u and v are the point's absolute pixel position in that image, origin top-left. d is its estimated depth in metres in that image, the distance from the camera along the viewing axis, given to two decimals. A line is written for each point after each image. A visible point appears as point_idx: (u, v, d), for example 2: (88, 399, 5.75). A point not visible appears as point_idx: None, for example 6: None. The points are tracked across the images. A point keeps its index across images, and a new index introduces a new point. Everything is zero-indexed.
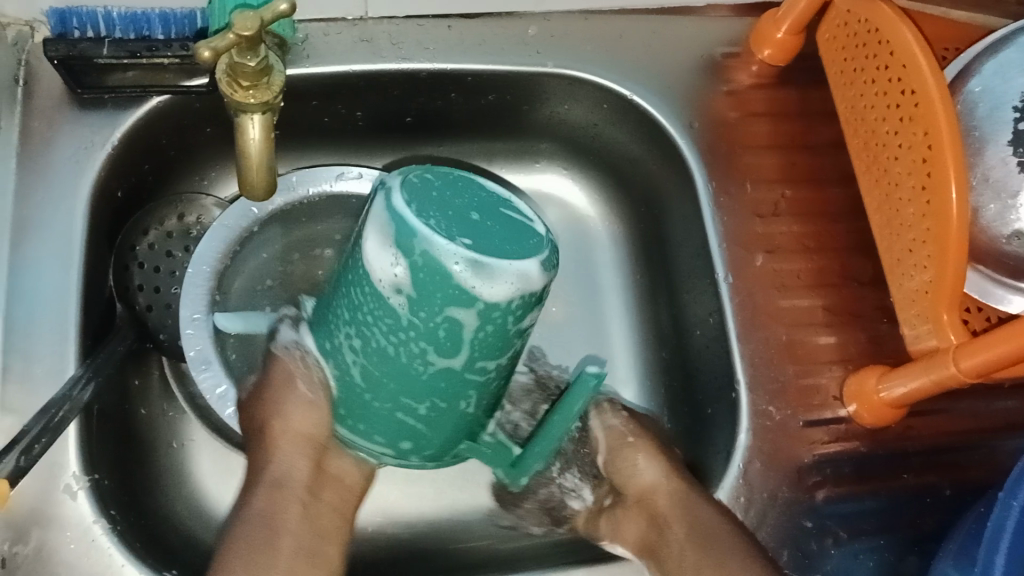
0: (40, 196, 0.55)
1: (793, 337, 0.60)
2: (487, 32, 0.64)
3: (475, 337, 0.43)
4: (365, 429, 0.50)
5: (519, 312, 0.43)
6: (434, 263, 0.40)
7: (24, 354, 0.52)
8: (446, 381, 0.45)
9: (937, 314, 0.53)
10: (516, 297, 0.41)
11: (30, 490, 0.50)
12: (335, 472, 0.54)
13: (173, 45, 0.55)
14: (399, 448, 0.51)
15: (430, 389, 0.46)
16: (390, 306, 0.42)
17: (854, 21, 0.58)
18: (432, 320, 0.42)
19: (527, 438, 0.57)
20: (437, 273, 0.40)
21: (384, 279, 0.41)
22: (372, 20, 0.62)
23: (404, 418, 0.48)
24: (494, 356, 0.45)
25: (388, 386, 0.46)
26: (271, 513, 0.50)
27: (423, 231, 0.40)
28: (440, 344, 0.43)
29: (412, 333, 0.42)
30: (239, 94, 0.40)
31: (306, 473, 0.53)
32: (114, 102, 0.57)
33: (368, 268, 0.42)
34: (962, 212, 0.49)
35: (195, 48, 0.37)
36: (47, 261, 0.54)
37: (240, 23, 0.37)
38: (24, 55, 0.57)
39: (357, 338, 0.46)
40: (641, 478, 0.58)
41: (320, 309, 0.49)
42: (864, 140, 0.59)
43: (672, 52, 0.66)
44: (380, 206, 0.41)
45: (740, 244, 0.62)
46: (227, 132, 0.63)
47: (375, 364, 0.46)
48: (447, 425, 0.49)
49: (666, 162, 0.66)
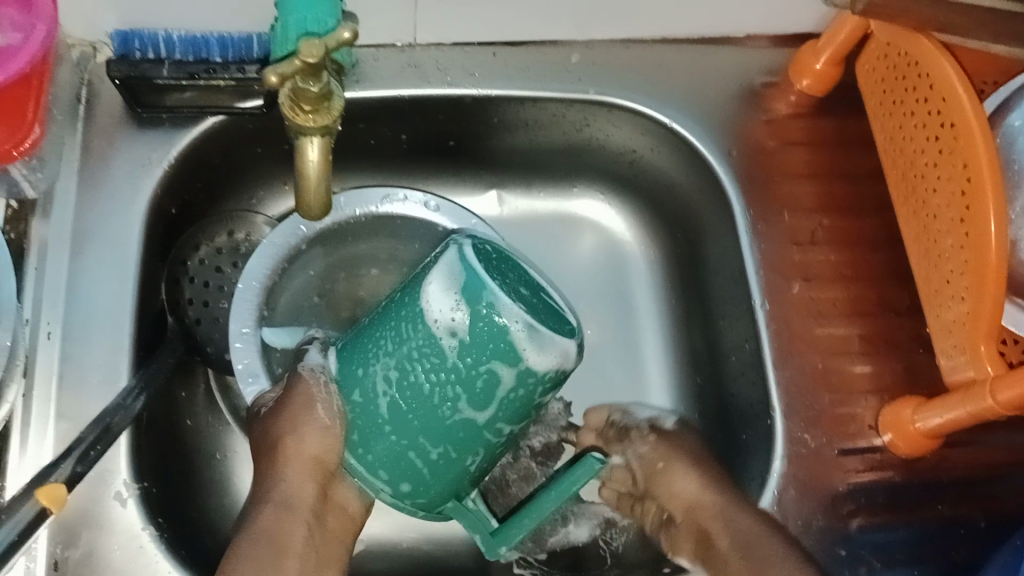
0: (98, 211, 0.57)
1: (829, 365, 0.61)
2: (531, 59, 0.66)
3: (506, 396, 0.45)
4: (372, 462, 0.50)
5: (547, 386, 0.46)
6: (497, 319, 0.43)
7: (80, 363, 0.53)
8: (465, 432, 0.47)
9: (975, 346, 0.53)
10: (553, 370, 0.45)
11: (83, 495, 0.52)
12: (340, 501, 0.54)
13: (231, 67, 0.57)
14: (397, 488, 0.50)
15: (447, 436, 0.47)
16: (439, 347, 0.45)
17: (893, 54, 0.59)
18: (475, 369, 0.44)
19: (525, 521, 0.54)
20: (496, 328, 0.43)
21: (440, 321, 0.44)
22: (420, 46, 0.64)
23: (416, 459, 0.48)
24: (515, 421, 0.48)
25: (411, 423, 0.47)
26: (281, 529, 0.51)
27: (493, 289, 0.43)
28: (474, 401, 0.46)
29: (454, 376, 0.45)
30: (299, 118, 0.42)
31: (311, 498, 0.52)
32: (171, 122, 0.59)
33: (427, 307, 0.44)
34: (1001, 243, 0.50)
35: (263, 73, 0.39)
36: (104, 274, 0.55)
37: (306, 50, 0.38)
38: (86, 75, 0.60)
39: (394, 369, 0.47)
40: (683, 491, 0.58)
41: (352, 343, 0.50)
42: (902, 171, 0.60)
43: (712, 81, 0.68)
44: (453, 258, 0.45)
45: (777, 271, 0.63)
46: (276, 152, 0.65)
47: (404, 398, 0.47)
48: (448, 478, 0.50)
49: (704, 188, 0.67)
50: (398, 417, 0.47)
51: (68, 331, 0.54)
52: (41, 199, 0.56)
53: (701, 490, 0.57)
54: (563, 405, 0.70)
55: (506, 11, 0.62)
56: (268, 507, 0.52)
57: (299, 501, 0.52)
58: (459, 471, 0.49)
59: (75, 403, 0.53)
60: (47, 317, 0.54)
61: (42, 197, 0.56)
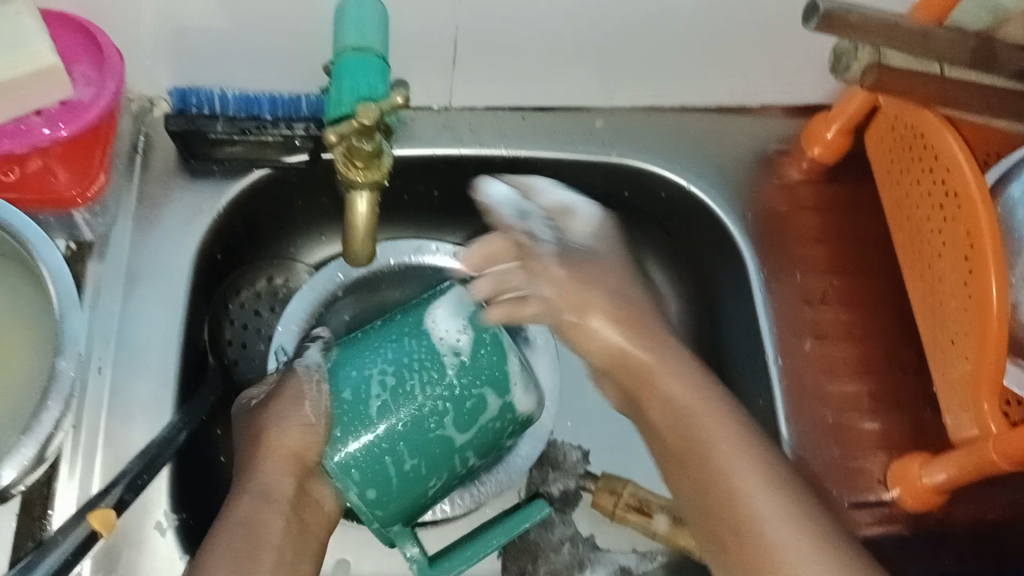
0: (151, 255, 0.61)
1: (839, 420, 0.64)
2: (558, 123, 0.70)
3: (484, 424, 0.55)
4: (347, 460, 0.53)
5: (514, 429, 0.57)
6: (500, 348, 0.56)
7: (129, 398, 0.57)
8: (441, 449, 0.54)
9: (979, 404, 0.56)
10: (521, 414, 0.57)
11: (126, 524, 0.54)
12: (317, 498, 0.55)
13: (279, 124, 0.61)
14: (362, 495, 0.53)
15: (424, 448, 0.54)
16: (439, 364, 0.54)
17: (900, 126, 0.63)
18: (468, 390, 0.54)
19: (474, 550, 0.57)
20: (496, 357, 0.55)
21: (445, 342, 0.55)
22: (455, 108, 0.68)
23: (391, 464, 0.53)
24: (480, 453, 0.56)
25: (397, 428, 0.53)
26: (257, 520, 0.52)
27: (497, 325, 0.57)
28: (461, 415, 0.54)
29: (450, 391, 0.54)
30: (351, 172, 0.46)
31: (289, 490, 0.54)
32: (221, 174, 0.64)
33: (435, 329, 0.56)
34: (1003, 303, 0.53)
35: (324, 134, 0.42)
36: (155, 315, 0.59)
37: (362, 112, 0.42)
38: (143, 127, 0.64)
39: (391, 376, 0.54)
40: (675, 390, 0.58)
41: (343, 352, 0.57)
42: (909, 236, 0.63)
43: (728, 148, 0.72)
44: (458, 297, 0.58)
45: (790, 328, 0.66)
46: (316, 204, 0.68)
47: (396, 402, 0.53)
48: (410, 495, 0.55)
49: (720, 248, 0.70)
50: (387, 421, 0.53)
51: (119, 366, 0.57)
52: (97, 242, 0.59)
53: (686, 394, 0.57)
54: (581, 454, 0.69)
55: (537, 78, 0.67)
56: (245, 498, 0.53)
57: (277, 494, 0.54)
58: (420, 488, 0.55)
59: (124, 434, 0.56)
60: (99, 353, 0.57)
61: (98, 241, 0.59)
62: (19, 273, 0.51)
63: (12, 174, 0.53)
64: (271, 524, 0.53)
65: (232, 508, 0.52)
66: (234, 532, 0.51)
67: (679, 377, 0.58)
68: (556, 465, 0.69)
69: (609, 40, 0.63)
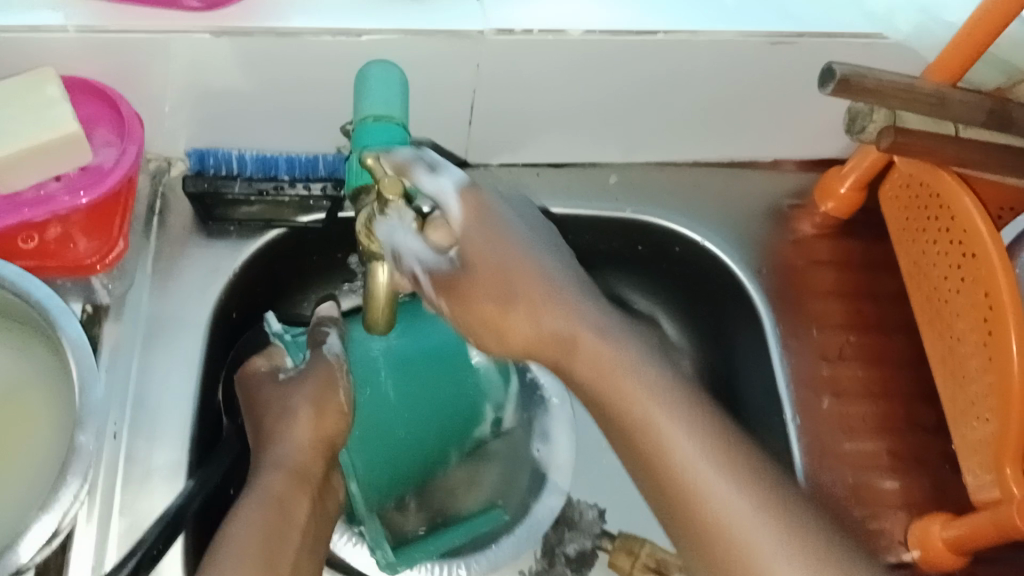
0: (169, 315, 0.61)
1: (858, 480, 0.63)
2: (572, 179, 0.70)
3: (475, 429, 0.66)
4: (354, 450, 0.60)
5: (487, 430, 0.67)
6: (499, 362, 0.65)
7: (145, 460, 0.57)
8: (431, 447, 0.63)
9: (1001, 468, 0.55)
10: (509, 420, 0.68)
11: None
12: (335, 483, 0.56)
13: (297, 185, 0.62)
14: (360, 480, 0.60)
15: (418, 445, 0.62)
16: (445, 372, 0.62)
17: (915, 185, 0.63)
18: (461, 397, 0.63)
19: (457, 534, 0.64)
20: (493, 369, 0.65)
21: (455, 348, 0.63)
22: (471, 165, 0.69)
23: (390, 457, 0.61)
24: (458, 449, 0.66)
25: (399, 424, 0.61)
26: (287, 504, 0.50)
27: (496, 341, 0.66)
28: (445, 424, 0.63)
29: (449, 395, 0.62)
30: (373, 244, 0.47)
31: (319, 470, 0.54)
32: (238, 233, 0.64)
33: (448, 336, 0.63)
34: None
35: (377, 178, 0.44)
36: (172, 376, 0.59)
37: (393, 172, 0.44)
38: (161, 187, 0.64)
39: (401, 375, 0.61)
40: (541, 330, 0.48)
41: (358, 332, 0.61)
42: (926, 295, 0.63)
43: (742, 202, 0.72)
44: None
45: (808, 386, 0.65)
46: (331, 260, 0.68)
47: (403, 403, 0.60)
48: (394, 482, 0.62)
49: (736, 303, 0.69)
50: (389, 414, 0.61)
51: (136, 429, 0.57)
52: (114, 304, 0.58)
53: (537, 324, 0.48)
54: (598, 512, 0.69)
55: (553, 136, 0.67)
56: (270, 469, 0.52)
57: (306, 470, 0.53)
58: (404, 477, 0.63)
59: (139, 502, 0.55)
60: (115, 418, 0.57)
61: (115, 301, 0.58)
62: (35, 336, 0.52)
63: (31, 240, 0.53)
64: (296, 509, 0.50)
65: (260, 489, 0.51)
66: (259, 512, 0.49)
67: (630, 367, 0.46)
68: (574, 523, 0.68)
69: (627, 99, 0.64)
